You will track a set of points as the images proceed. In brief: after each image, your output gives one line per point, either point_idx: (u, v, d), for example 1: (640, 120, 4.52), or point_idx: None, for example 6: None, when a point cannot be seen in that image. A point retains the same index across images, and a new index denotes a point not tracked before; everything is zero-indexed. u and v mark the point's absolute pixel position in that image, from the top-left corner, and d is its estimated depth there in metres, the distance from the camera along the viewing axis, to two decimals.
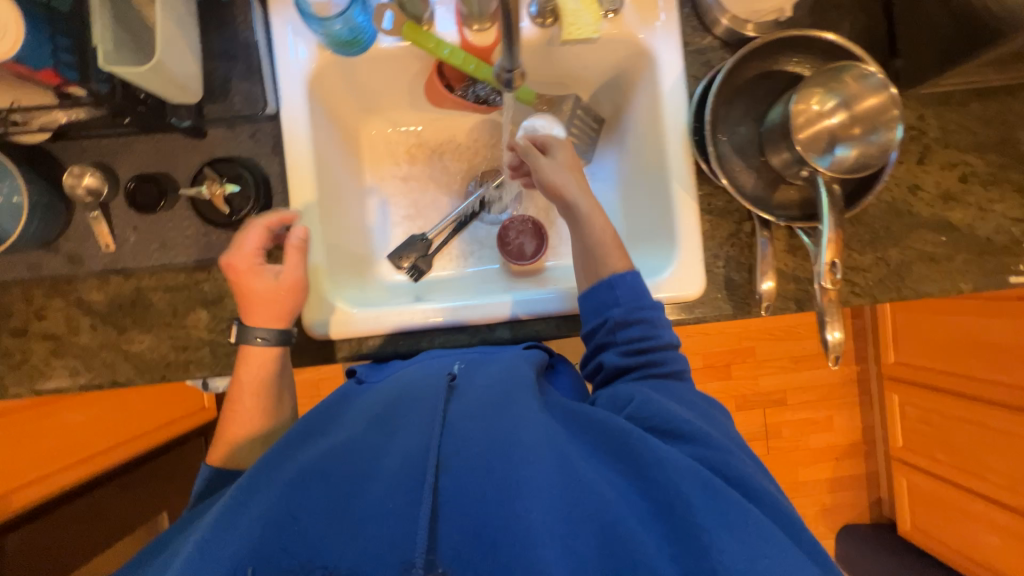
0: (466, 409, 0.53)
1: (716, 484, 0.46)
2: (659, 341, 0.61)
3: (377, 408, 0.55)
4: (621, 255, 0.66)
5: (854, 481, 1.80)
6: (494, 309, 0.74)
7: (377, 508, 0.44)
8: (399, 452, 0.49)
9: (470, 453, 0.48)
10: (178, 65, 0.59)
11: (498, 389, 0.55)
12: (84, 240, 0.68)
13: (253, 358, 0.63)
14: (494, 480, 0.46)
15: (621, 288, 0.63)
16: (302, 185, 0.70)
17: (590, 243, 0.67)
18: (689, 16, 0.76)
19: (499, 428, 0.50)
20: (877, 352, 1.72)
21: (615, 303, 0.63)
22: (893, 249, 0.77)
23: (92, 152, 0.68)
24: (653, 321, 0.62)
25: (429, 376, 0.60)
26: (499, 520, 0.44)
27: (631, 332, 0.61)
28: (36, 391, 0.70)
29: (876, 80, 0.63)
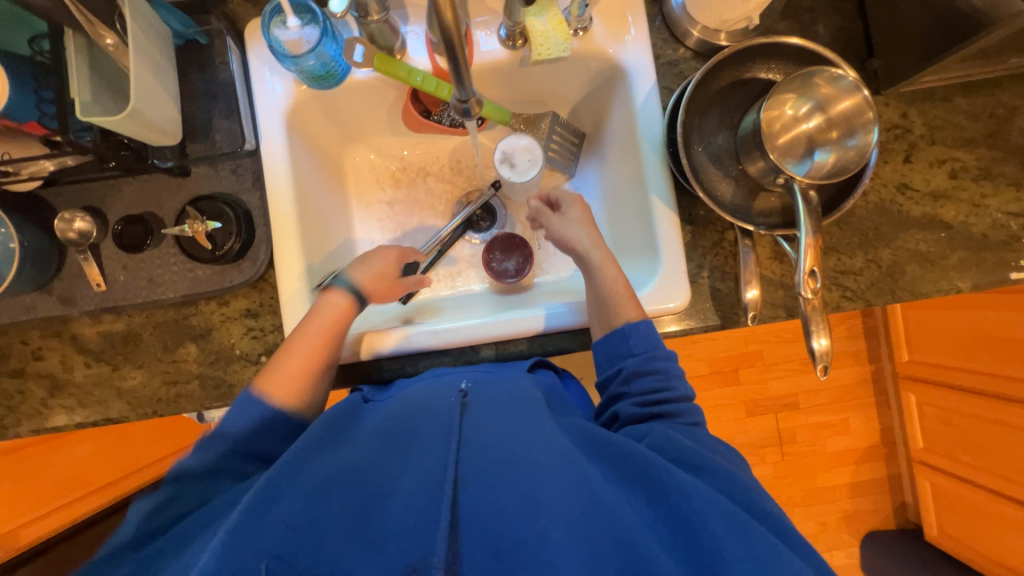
0: (484, 426, 0.52)
1: (740, 516, 0.45)
2: (675, 392, 0.61)
3: (388, 420, 0.55)
4: (634, 304, 0.67)
5: (876, 486, 1.73)
6: (480, 331, 0.74)
7: (395, 525, 0.44)
8: (416, 467, 0.48)
9: (489, 472, 0.47)
10: (155, 109, 0.60)
11: (512, 404, 0.55)
12: (76, 282, 0.70)
13: (336, 306, 0.68)
14: (512, 498, 0.46)
15: (633, 336, 0.63)
16: (282, 218, 0.71)
17: (602, 292, 0.69)
18: (660, 29, 0.76)
19: (514, 445, 0.50)
20: (890, 350, 1.66)
21: (629, 353, 0.64)
22: (884, 250, 0.75)
23: (81, 196, 0.70)
24: (666, 373, 0.62)
25: (441, 390, 0.59)
26: (517, 537, 0.44)
27: (644, 383, 0.62)
28: (36, 431, 0.72)
29: (848, 82, 0.61)
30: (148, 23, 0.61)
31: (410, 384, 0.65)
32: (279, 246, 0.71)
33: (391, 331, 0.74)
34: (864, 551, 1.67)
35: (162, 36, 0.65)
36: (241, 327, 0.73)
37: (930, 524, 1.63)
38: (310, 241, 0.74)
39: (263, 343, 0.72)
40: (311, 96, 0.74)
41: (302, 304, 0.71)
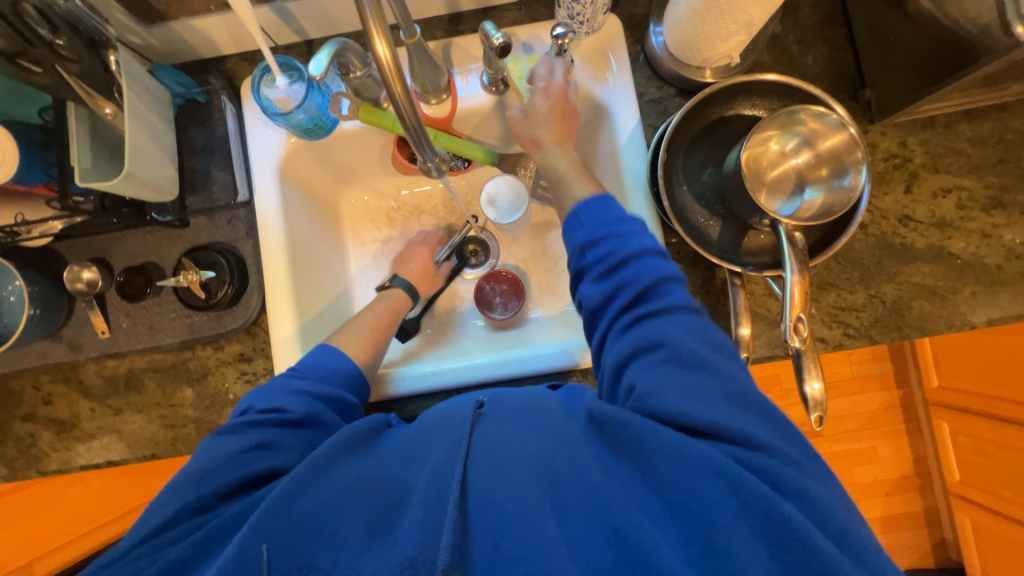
0: (495, 430, 0.50)
1: (739, 477, 0.40)
2: (631, 250, 0.56)
3: (410, 433, 0.53)
4: (586, 185, 0.67)
5: (910, 519, 1.62)
6: (467, 375, 0.73)
7: (407, 534, 0.43)
8: (429, 470, 0.47)
9: (492, 472, 0.46)
10: (150, 169, 0.64)
11: (530, 413, 0.52)
12: (82, 330, 0.73)
13: (391, 302, 0.80)
14: (528, 498, 0.43)
15: (584, 214, 0.60)
16: (273, 264, 0.73)
17: (557, 185, 0.70)
18: (643, 67, 0.76)
19: (530, 457, 0.46)
20: (918, 374, 1.56)
21: (582, 227, 0.60)
22: (888, 285, 0.71)
23: (89, 247, 0.74)
24: (619, 236, 0.57)
25: (458, 404, 0.56)
26: (522, 538, 0.42)
27: (598, 252, 0.57)
28: (43, 474, 0.75)
29: (833, 120, 0.59)
30: (145, 89, 0.66)
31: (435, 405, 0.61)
32: (270, 293, 0.73)
33: (396, 376, 0.75)
34: None
35: (161, 99, 0.69)
36: (234, 371, 0.75)
37: (971, 563, 1.51)
38: (303, 286, 0.76)
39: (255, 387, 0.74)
40: (304, 147, 0.77)
41: (292, 349, 0.72)
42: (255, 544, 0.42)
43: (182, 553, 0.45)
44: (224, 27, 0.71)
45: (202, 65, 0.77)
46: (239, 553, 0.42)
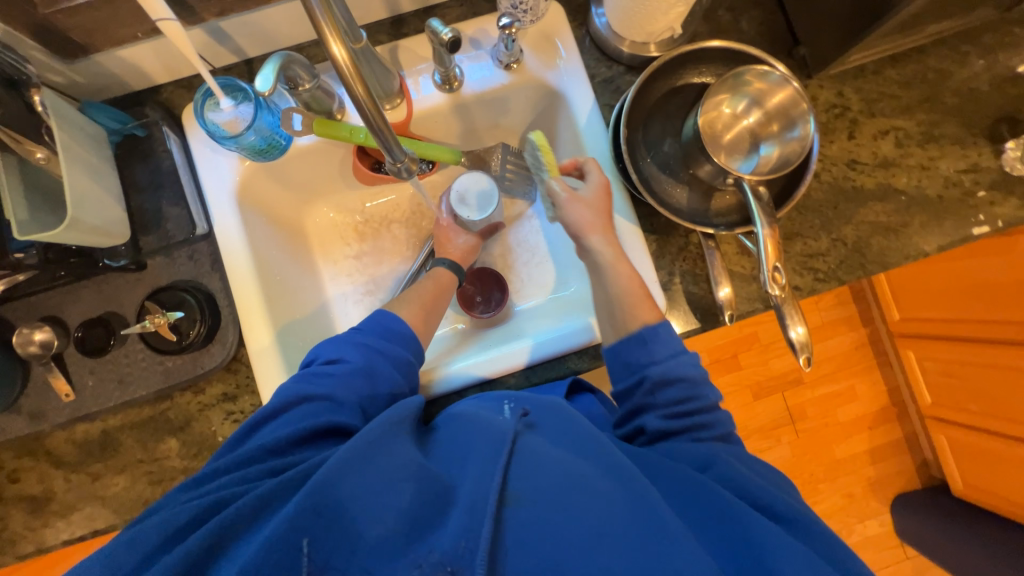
0: (538, 443, 0.51)
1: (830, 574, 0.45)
2: (707, 400, 0.61)
3: (449, 434, 0.54)
4: (649, 305, 0.66)
5: (894, 447, 1.72)
6: (497, 363, 0.73)
7: (447, 532, 0.43)
8: (472, 474, 0.48)
9: (539, 484, 0.47)
10: (97, 213, 0.60)
11: (571, 432, 0.55)
12: (43, 396, 0.68)
13: (443, 281, 0.79)
14: (579, 513, 0.45)
15: (655, 342, 0.62)
16: (246, 294, 0.70)
17: (613, 292, 0.67)
18: (591, 49, 0.78)
19: (578, 473, 0.48)
20: (881, 310, 1.66)
21: (652, 360, 0.62)
22: (846, 227, 0.75)
23: (37, 307, 0.68)
24: (693, 381, 0.61)
25: (495, 409, 0.57)
26: (567, 549, 0.43)
27: (672, 393, 0.60)
28: (22, 557, 0.69)
29: (777, 77, 0.62)
30: (78, 129, 0.62)
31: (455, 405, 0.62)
32: (247, 324, 0.70)
33: (442, 371, 0.74)
34: (895, 516, 1.65)
35: (96, 137, 0.64)
36: (221, 413, 0.71)
37: (954, 478, 1.62)
38: (280, 313, 0.74)
39: None
40: (258, 169, 0.74)
41: (279, 380, 0.70)
42: (294, 536, 0.42)
43: (251, 501, 0.45)
44: (153, 54, 0.67)
45: (137, 98, 0.73)
46: (276, 541, 0.42)
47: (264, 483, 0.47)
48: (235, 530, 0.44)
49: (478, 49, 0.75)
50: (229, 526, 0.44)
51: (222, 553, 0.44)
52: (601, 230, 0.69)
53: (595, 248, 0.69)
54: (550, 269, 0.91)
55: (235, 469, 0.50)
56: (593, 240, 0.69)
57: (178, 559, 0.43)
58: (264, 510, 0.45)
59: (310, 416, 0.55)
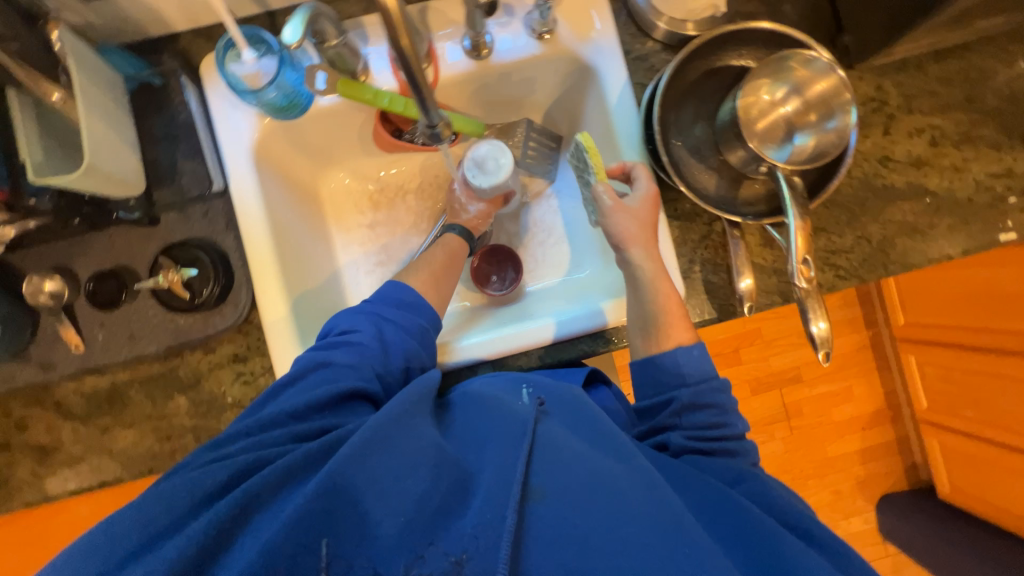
0: (558, 436, 0.53)
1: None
2: (733, 430, 0.62)
3: (469, 420, 0.57)
4: (683, 328, 0.67)
5: (885, 449, 1.74)
6: (518, 339, 0.72)
7: (469, 516, 0.46)
8: (495, 463, 0.50)
9: (561, 477, 0.49)
10: (114, 161, 0.58)
11: (588, 423, 0.58)
12: (52, 346, 0.67)
13: (452, 247, 0.78)
14: (598, 515, 0.46)
15: (688, 367, 0.64)
16: (260, 256, 0.69)
17: (651, 309, 0.67)
18: (627, 24, 0.75)
19: (594, 471, 0.50)
20: (886, 314, 1.66)
21: (682, 382, 0.64)
22: (872, 225, 0.74)
23: (47, 256, 0.67)
24: (721, 408, 0.63)
25: (514, 395, 0.60)
26: (587, 539, 0.45)
27: (699, 417, 0.62)
28: (29, 504, 0.69)
29: (821, 64, 0.60)
30: (96, 72, 0.59)
31: (471, 381, 0.65)
32: (259, 285, 0.69)
33: (456, 345, 0.73)
34: (880, 515, 1.69)
35: (112, 83, 0.62)
36: (231, 373, 0.70)
37: (942, 482, 1.65)
38: (293, 277, 0.73)
39: (254, 387, 0.70)
40: (277, 128, 0.72)
41: (290, 344, 0.69)
42: (321, 509, 0.43)
43: (277, 473, 0.46)
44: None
45: (154, 45, 0.70)
46: (303, 517, 0.43)
47: (290, 453, 0.48)
48: (258, 499, 0.45)
49: (511, 16, 0.72)
50: (251, 495, 0.45)
51: (247, 521, 0.44)
52: (644, 242, 0.68)
53: (635, 259, 0.68)
54: (566, 250, 0.89)
55: (257, 433, 0.51)
56: (636, 252, 0.68)
57: (202, 524, 0.43)
58: (288, 482, 0.47)
59: (331, 390, 0.55)
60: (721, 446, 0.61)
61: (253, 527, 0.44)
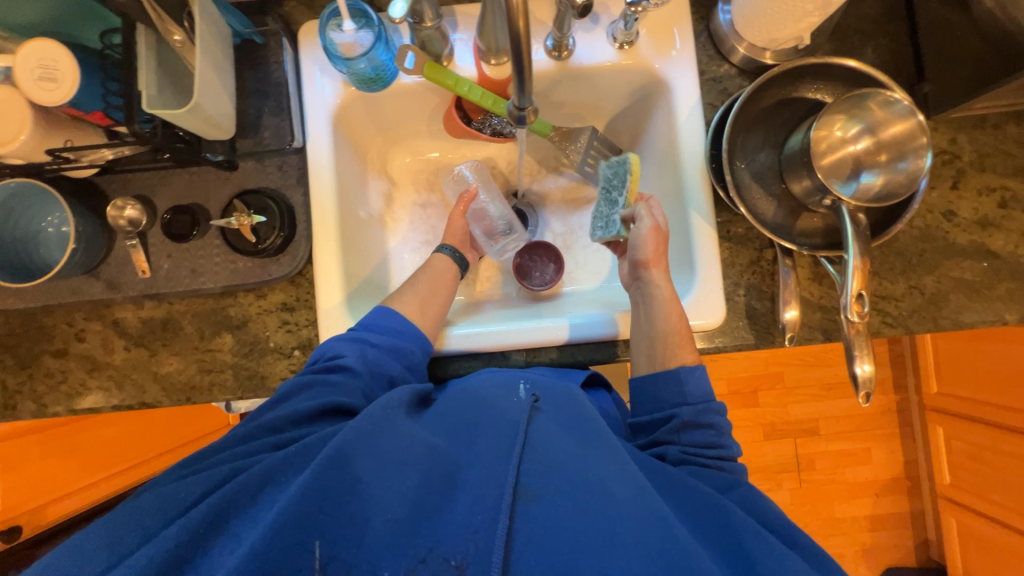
0: (548, 437, 0.54)
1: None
2: (730, 450, 0.62)
3: (456, 416, 0.58)
4: (689, 348, 0.67)
5: (897, 520, 1.67)
6: (513, 337, 0.72)
7: (460, 509, 0.48)
8: (484, 463, 0.51)
9: (551, 478, 0.49)
10: (214, 104, 0.64)
11: (582, 422, 0.58)
12: (122, 268, 0.72)
13: (442, 269, 0.78)
14: (594, 524, 0.46)
15: (689, 382, 0.64)
16: (324, 215, 0.72)
17: (663, 328, 0.67)
18: (706, 45, 0.77)
19: (586, 474, 0.50)
20: (918, 380, 1.60)
21: (684, 400, 0.64)
22: (927, 277, 0.73)
23: (133, 184, 0.72)
24: (718, 428, 0.62)
25: (509, 391, 0.60)
26: (579, 547, 0.45)
27: (696, 436, 0.62)
28: (72, 411, 0.73)
29: (902, 107, 0.60)
30: (213, 23, 0.65)
31: (472, 376, 0.67)
32: (318, 242, 0.72)
33: (460, 334, 0.73)
34: None
35: (223, 35, 0.67)
36: (276, 320, 0.74)
37: (954, 564, 1.57)
38: (347, 240, 0.76)
39: (297, 337, 0.73)
40: (358, 99, 0.76)
41: (336, 302, 0.72)
42: (306, 510, 0.43)
43: (257, 475, 0.47)
44: None
45: (259, 6, 0.75)
46: (293, 507, 0.42)
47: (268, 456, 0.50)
48: (240, 499, 0.46)
49: (596, 25, 0.75)
50: (232, 498, 0.45)
51: (226, 524, 0.45)
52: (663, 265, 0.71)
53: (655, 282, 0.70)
54: (606, 258, 0.90)
55: (239, 444, 0.53)
56: (658, 273, 0.71)
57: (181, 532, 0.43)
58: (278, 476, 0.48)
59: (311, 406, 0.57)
60: (736, 467, 0.61)
61: (235, 533, 0.44)
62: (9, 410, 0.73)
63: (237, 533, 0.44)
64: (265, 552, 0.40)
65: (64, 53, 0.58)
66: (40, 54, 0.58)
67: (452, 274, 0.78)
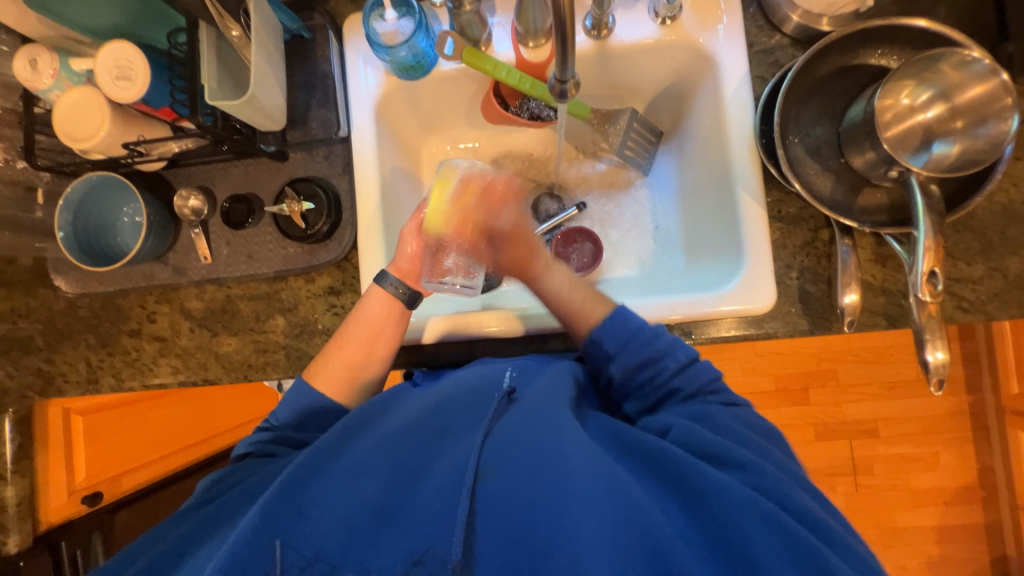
0: (515, 422, 0.51)
1: (776, 517, 0.43)
2: (668, 372, 0.59)
3: (424, 407, 0.56)
4: (598, 303, 0.65)
5: (969, 532, 1.53)
6: (498, 327, 0.71)
7: (423, 500, 0.46)
8: (448, 457, 0.49)
9: (513, 460, 0.47)
10: (268, 96, 0.68)
11: (556, 402, 0.53)
12: (187, 254, 0.77)
13: (378, 301, 0.68)
14: (541, 504, 0.45)
15: (607, 338, 0.61)
16: (368, 202, 0.75)
17: (563, 310, 0.66)
18: (755, 16, 0.73)
19: (540, 448, 0.48)
20: (995, 380, 1.46)
21: (613, 355, 0.61)
22: (1012, 258, 0.66)
23: (197, 177, 0.77)
24: (657, 355, 0.59)
25: (485, 383, 0.59)
26: (543, 536, 0.43)
27: (642, 372, 0.60)
28: (144, 385, 0.80)
29: (981, 67, 0.54)
30: (268, 20, 0.68)
31: (460, 370, 0.65)
32: (362, 229, 0.74)
33: (444, 322, 0.72)
34: None
35: (275, 32, 0.71)
36: (324, 304, 0.77)
37: None
38: (390, 226, 0.78)
39: (343, 320, 0.76)
40: (400, 88, 0.78)
41: None
42: (267, 538, 0.45)
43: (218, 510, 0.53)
44: None
45: (307, 3, 0.79)
46: (253, 532, 0.44)
47: (237, 495, 0.55)
48: (215, 521, 0.52)
49: (636, 1, 0.73)
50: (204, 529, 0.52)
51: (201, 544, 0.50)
52: (533, 259, 0.67)
53: (535, 275, 0.67)
54: (647, 246, 0.88)
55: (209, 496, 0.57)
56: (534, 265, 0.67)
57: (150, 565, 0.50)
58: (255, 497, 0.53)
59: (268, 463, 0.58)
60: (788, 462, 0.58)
61: (223, 536, 0.50)
62: (92, 384, 0.81)
63: (224, 532, 0.50)
64: (238, 549, 0.44)
65: (136, 53, 0.63)
66: (117, 55, 0.63)
67: (388, 310, 0.68)
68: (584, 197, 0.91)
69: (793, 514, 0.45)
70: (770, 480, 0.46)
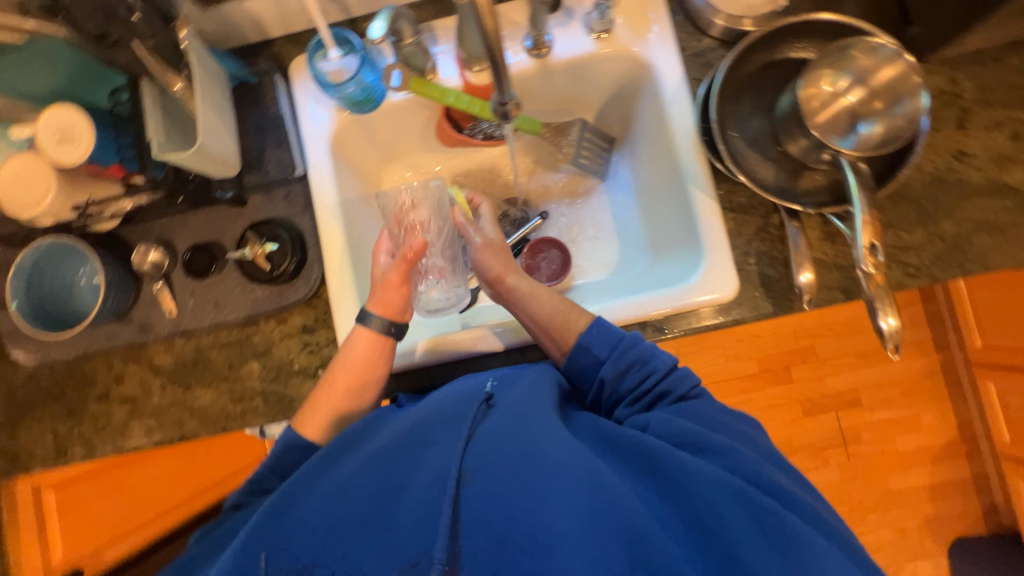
0: (493, 426, 0.51)
1: (746, 493, 0.44)
2: (657, 374, 0.59)
3: (404, 421, 0.55)
4: (579, 313, 0.66)
5: (959, 487, 1.57)
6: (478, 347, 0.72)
7: (405, 512, 0.47)
8: (427, 467, 0.49)
9: (491, 461, 0.48)
10: (218, 145, 0.68)
11: (536, 404, 0.54)
12: (150, 310, 0.75)
13: (362, 344, 0.67)
14: (518, 502, 0.45)
15: (594, 345, 0.61)
16: (332, 237, 0.75)
17: (545, 320, 0.66)
18: (683, 23, 0.77)
19: (517, 449, 0.48)
20: (959, 337, 1.53)
21: (600, 362, 0.61)
22: (947, 222, 0.71)
23: (154, 230, 0.76)
24: (642, 359, 0.60)
25: (465, 391, 0.58)
26: (520, 533, 0.43)
27: (633, 379, 0.60)
28: (117, 451, 0.77)
29: (888, 51, 0.60)
30: (212, 70, 0.69)
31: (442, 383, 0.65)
32: (330, 264, 0.74)
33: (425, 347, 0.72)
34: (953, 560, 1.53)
35: (220, 81, 0.71)
36: (299, 342, 0.76)
37: None
38: (357, 258, 0.78)
39: (319, 357, 0.75)
40: (353, 122, 0.79)
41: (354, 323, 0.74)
42: (257, 553, 0.48)
43: None
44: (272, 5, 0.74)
45: (252, 49, 0.80)
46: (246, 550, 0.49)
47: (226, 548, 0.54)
48: None
49: (571, 18, 0.77)
50: None
51: None
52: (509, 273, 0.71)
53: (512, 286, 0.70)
54: (614, 247, 0.90)
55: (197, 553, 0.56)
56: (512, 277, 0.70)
57: None
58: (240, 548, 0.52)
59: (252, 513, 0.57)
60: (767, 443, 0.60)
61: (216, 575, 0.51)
62: (61, 456, 0.77)
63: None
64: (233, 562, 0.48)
65: (78, 116, 0.63)
66: (58, 119, 0.63)
67: (375, 350, 0.67)
68: (548, 207, 0.94)
69: (764, 490, 0.46)
70: (741, 461, 0.48)
